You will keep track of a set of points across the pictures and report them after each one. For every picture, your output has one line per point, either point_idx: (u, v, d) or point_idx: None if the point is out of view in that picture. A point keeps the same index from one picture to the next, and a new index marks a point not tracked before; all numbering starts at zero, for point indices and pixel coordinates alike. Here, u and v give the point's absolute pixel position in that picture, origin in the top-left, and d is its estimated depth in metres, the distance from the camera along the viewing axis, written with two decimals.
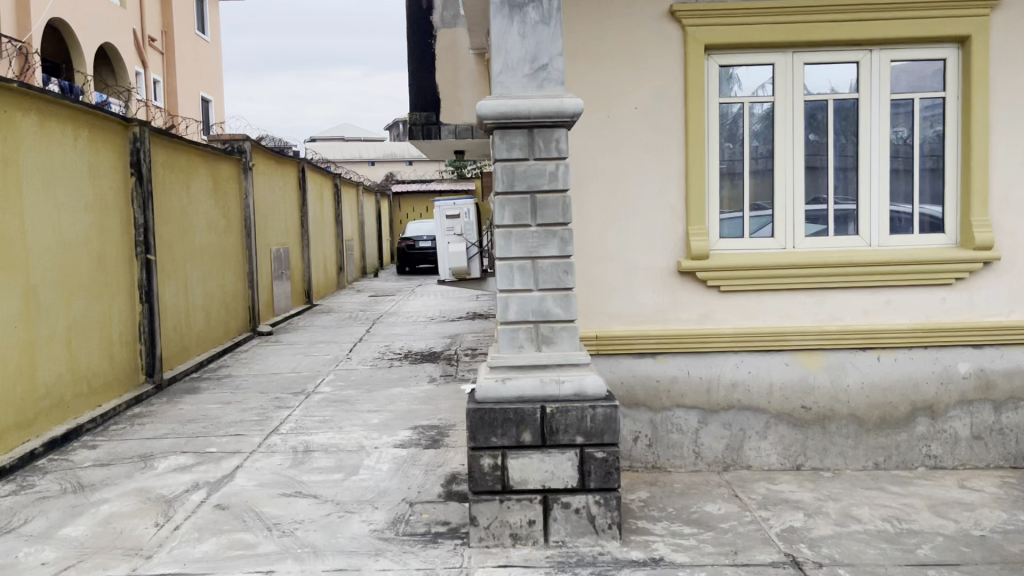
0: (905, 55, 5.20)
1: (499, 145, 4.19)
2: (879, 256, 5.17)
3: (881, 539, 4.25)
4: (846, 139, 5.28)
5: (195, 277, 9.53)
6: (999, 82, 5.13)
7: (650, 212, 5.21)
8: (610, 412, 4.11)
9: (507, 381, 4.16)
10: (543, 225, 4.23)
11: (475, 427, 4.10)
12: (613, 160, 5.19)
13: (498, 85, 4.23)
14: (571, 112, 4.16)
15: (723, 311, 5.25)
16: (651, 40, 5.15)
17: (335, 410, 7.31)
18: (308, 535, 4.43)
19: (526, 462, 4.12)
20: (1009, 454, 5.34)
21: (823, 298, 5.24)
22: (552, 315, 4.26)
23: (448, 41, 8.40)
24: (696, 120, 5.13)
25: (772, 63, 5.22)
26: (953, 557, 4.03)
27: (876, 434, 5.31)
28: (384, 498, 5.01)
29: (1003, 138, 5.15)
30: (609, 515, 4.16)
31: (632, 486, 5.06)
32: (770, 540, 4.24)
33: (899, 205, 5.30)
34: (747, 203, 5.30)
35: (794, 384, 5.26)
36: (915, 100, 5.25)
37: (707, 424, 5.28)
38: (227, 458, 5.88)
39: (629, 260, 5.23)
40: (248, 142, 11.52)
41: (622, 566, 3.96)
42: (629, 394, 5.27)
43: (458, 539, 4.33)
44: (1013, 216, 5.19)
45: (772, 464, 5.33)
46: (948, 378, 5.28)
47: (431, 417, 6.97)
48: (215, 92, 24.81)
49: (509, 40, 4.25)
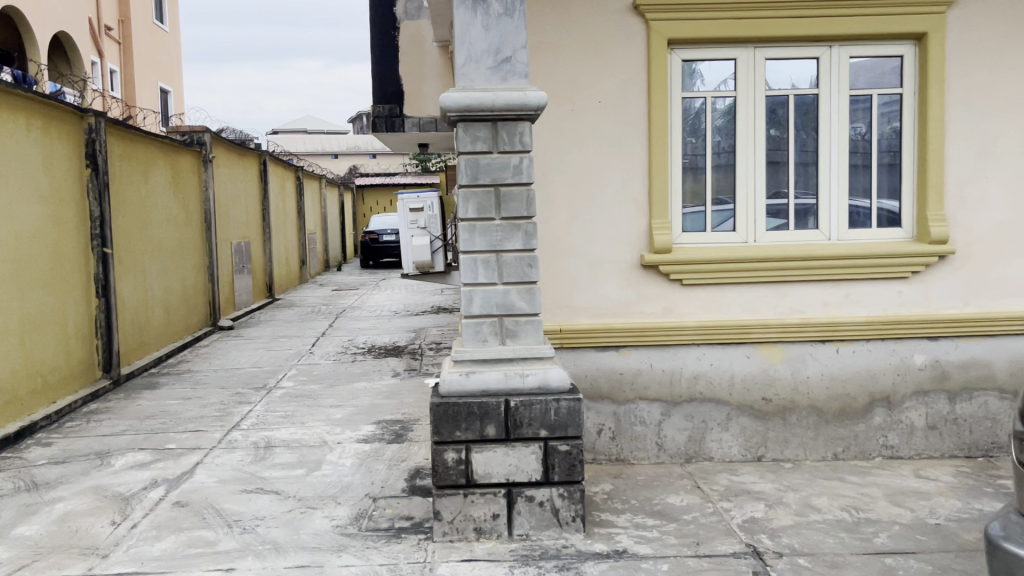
0: (864, 52, 5.28)
1: (463, 137, 4.17)
2: (839, 250, 5.24)
3: (840, 528, 4.32)
4: (807, 134, 5.35)
5: (154, 271, 9.36)
6: (955, 78, 5.22)
7: (614, 206, 5.22)
8: (574, 405, 4.12)
9: (471, 375, 4.15)
10: (508, 217, 4.22)
11: (439, 421, 4.08)
12: (578, 154, 5.20)
13: (462, 77, 4.21)
14: (535, 105, 4.14)
15: (686, 303, 5.29)
16: (615, 33, 5.16)
17: (298, 405, 7.24)
18: (270, 532, 4.38)
19: (490, 456, 4.11)
20: (963, 444, 5.45)
21: (784, 291, 5.31)
22: (516, 309, 4.26)
23: (411, 33, 8.12)
24: (659, 115, 5.15)
25: (734, 59, 5.27)
26: (908, 545, 4.11)
27: (835, 425, 5.38)
28: (347, 493, 4.97)
29: (957, 133, 5.24)
30: (573, 508, 4.17)
31: (596, 479, 5.08)
32: (731, 530, 4.29)
33: (858, 199, 5.38)
34: (709, 197, 5.34)
35: (755, 376, 5.32)
36: (874, 96, 5.32)
37: (670, 416, 5.32)
38: (187, 454, 5.79)
39: (594, 253, 5.24)
40: (208, 133, 11.35)
41: (586, 558, 3.97)
42: (593, 387, 5.29)
43: (421, 534, 4.31)
44: (967, 210, 5.29)
45: (733, 455, 5.38)
46: (905, 369, 5.37)
47: (395, 411, 6.93)
48: (174, 81, 24.38)
49: (472, 32, 4.22)
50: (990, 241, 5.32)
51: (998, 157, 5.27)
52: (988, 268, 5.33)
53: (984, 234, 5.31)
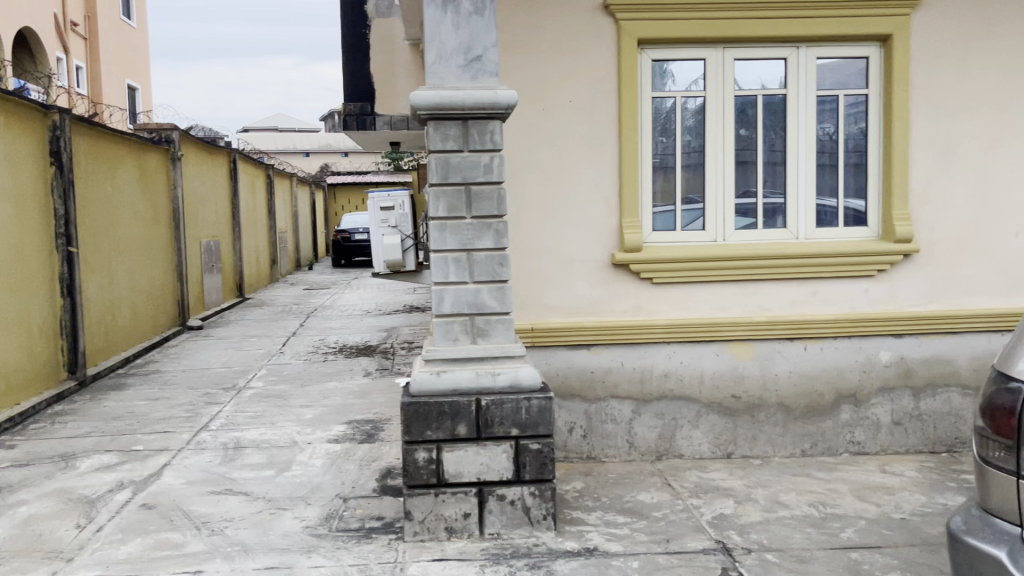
0: (831, 53, 5.35)
1: (433, 135, 4.16)
2: (806, 249, 5.30)
3: (808, 524, 4.37)
4: (775, 134, 5.40)
5: (121, 270, 9.23)
6: (920, 80, 5.30)
7: (585, 204, 5.24)
8: (545, 404, 4.13)
9: (442, 374, 4.14)
10: (478, 216, 4.21)
11: (410, 421, 4.07)
12: (550, 153, 5.20)
13: (432, 76, 4.20)
14: (505, 104, 4.15)
15: (656, 301, 5.32)
16: (585, 33, 5.17)
17: (267, 405, 7.18)
18: (238, 533, 4.34)
19: (461, 455, 4.11)
20: (928, 439, 5.53)
21: (753, 290, 5.36)
22: (487, 308, 4.26)
23: (384, 31, 7.99)
24: (630, 115, 5.17)
25: (703, 59, 5.30)
26: (874, 540, 4.16)
27: (803, 421, 5.44)
28: (317, 494, 4.94)
29: (922, 134, 5.33)
30: (544, 507, 4.17)
31: (567, 477, 5.10)
32: (701, 527, 4.33)
33: (826, 199, 5.45)
34: (679, 197, 5.38)
35: (724, 374, 5.36)
36: (840, 97, 5.39)
37: (641, 414, 5.35)
38: (154, 455, 5.72)
39: (565, 252, 5.25)
40: (176, 131, 11.22)
41: (557, 556, 3.98)
42: (565, 385, 5.31)
43: (392, 534, 4.30)
44: (931, 209, 5.37)
45: (703, 452, 5.42)
46: (871, 366, 5.44)
47: (366, 411, 6.90)
48: (142, 78, 24.08)
49: (442, 30, 4.21)
50: (953, 240, 5.41)
51: (961, 157, 5.36)
52: (952, 266, 5.42)
53: (948, 232, 5.40)
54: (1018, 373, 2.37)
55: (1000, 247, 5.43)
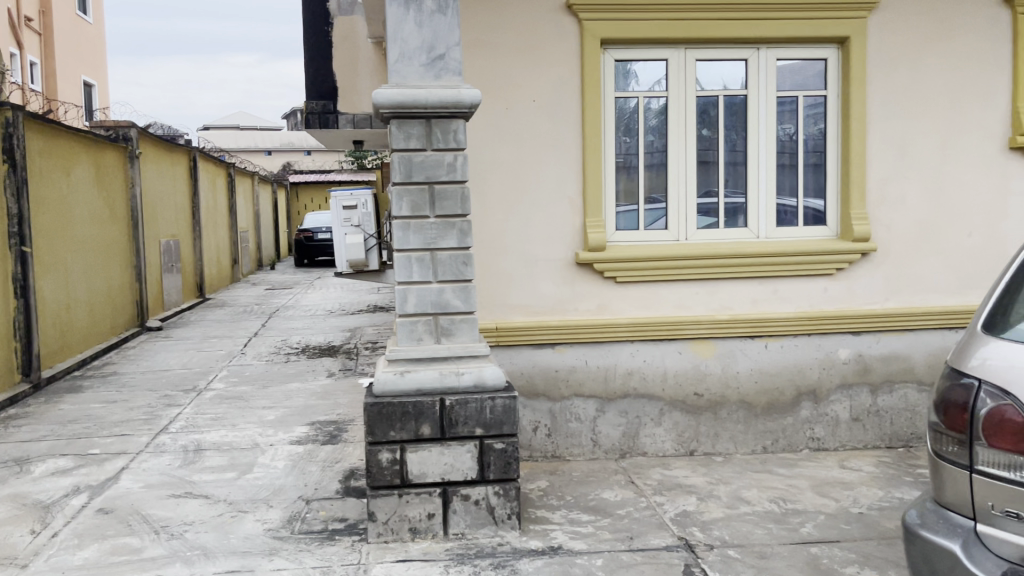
0: (790, 55, 5.42)
1: (396, 134, 4.13)
2: (767, 248, 5.36)
3: (769, 519, 4.42)
4: (736, 135, 5.46)
5: (77, 270, 9.05)
6: (877, 81, 5.39)
7: (549, 204, 5.25)
8: (509, 403, 4.13)
9: (406, 374, 4.12)
10: (442, 216, 4.20)
11: (373, 422, 4.04)
12: (513, 152, 5.20)
13: (394, 74, 4.18)
14: (468, 102, 4.14)
15: (620, 300, 5.35)
16: (548, 32, 5.18)
17: (228, 406, 7.09)
18: (199, 537, 4.28)
19: (425, 455, 4.09)
20: (885, 435, 5.62)
21: (714, 289, 5.42)
22: (451, 307, 4.24)
23: (346, 30, 7.43)
24: (593, 114, 5.19)
25: (665, 59, 5.35)
26: (833, 534, 4.23)
27: (764, 418, 5.50)
28: (279, 496, 4.89)
29: (879, 134, 5.42)
30: (508, 506, 4.17)
31: (532, 476, 5.10)
32: (664, 524, 4.35)
33: (786, 198, 5.53)
34: (642, 196, 5.42)
35: (686, 372, 5.41)
36: (800, 97, 5.47)
37: (604, 412, 5.37)
38: (112, 459, 5.61)
39: (529, 252, 5.25)
40: (134, 128, 11.02)
41: (521, 556, 3.98)
42: (529, 384, 5.31)
43: (355, 535, 4.26)
44: (888, 208, 5.47)
45: (666, 450, 5.46)
46: (830, 363, 5.52)
47: (329, 412, 6.83)
48: (98, 74, 23.62)
49: (405, 28, 4.19)
50: (909, 239, 5.51)
51: (916, 158, 5.47)
52: (908, 265, 5.52)
53: (904, 232, 5.50)
54: (970, 369, 2.41)
55: (954, 247, 5.55)
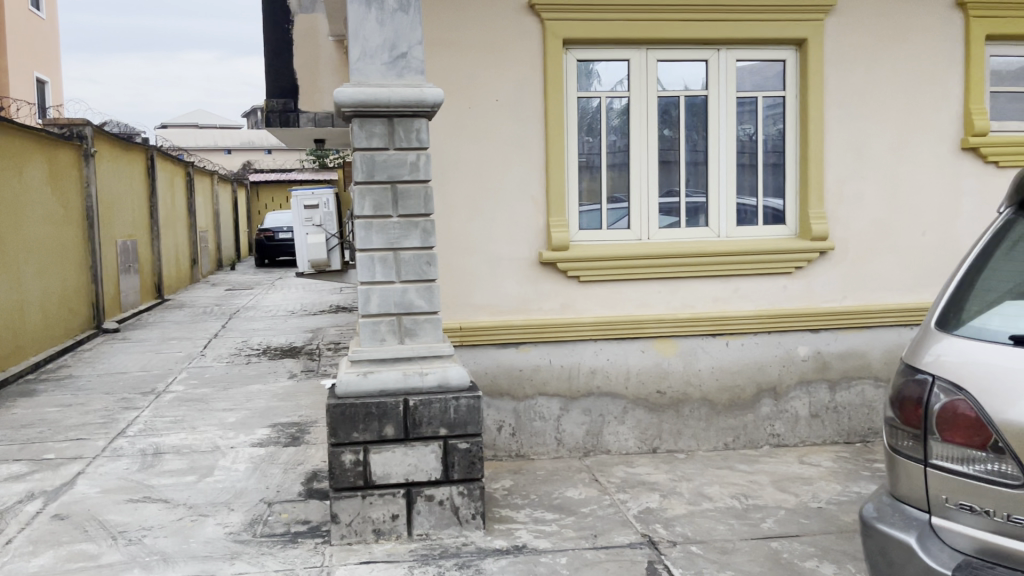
0: (749, 56, 5.49)
1: (358, 133, 4.10)
2: (728, 247, 5.42)
3: (730, 515, 4.47)
4: (697, 135, 5.51)
5: (31, 272, 8.85)
6: (834, 82, 5.48)
7: (512, 204, 5.25)
8: (473, 403, 4.12)
9: (369, 375, 4.09)
10: (405, 215, 4.18)
11: (336, 423, 4.01)
12: (476, 152, 5.20)
13: (356, 72, 4.15)
14: (431, 102, 4.12)
15: (583, 299, 5.37)
16: (510, 32, 5.18)
17: (188, 409, 6.98)
18: (157, 542, 4.21)
19: (389, 456, 4.07)
20: (843, 430, 5.72)
21: (676, 287, 5.46)
22: (414, 307, 4.23)
23: (308, 26, 7.17)
24: (555, 113, 5.21)
25: (627, 59, 5.38)
26: (793, 529, 4.30)
27: (726, 415, 5.57)
28: (240, 499, 4.83)
29: (837, 135, 5.51)
30: (473, 506, 4.16)
31: (496, 475, 5.10)
32: (627, 522, 4.38)
33: (745, 198, 5.59)
34: (605, 196, 5.45)
35: (649, 370, 5.45)
36: (759, 98, 5.54)
37: (569, 410, 5.39)
38: (67, 464, 5.50)
39: (493, 252, 5.25)
40: (89, 126, 10.81)
41: (486, 555, 3.98)
42: (493, 383, 5.31)
43: (319, 537, 4.23)
44: (845, 208, 5.57)
45: (629, 448, 5.49)
46: (790, 361, 5.60)
47: (291, 414, 6.77)
48: (52, 71, 23.11)
49: (366, 26, 4.17)
50: (865, 238, 5.61)
51: (872, 159, 5.57)
52: (864, 263, 5.63)
53: (860, 231, 5.60)
54: (925, 365, 2.46)
55: (909, 245, 5.66)
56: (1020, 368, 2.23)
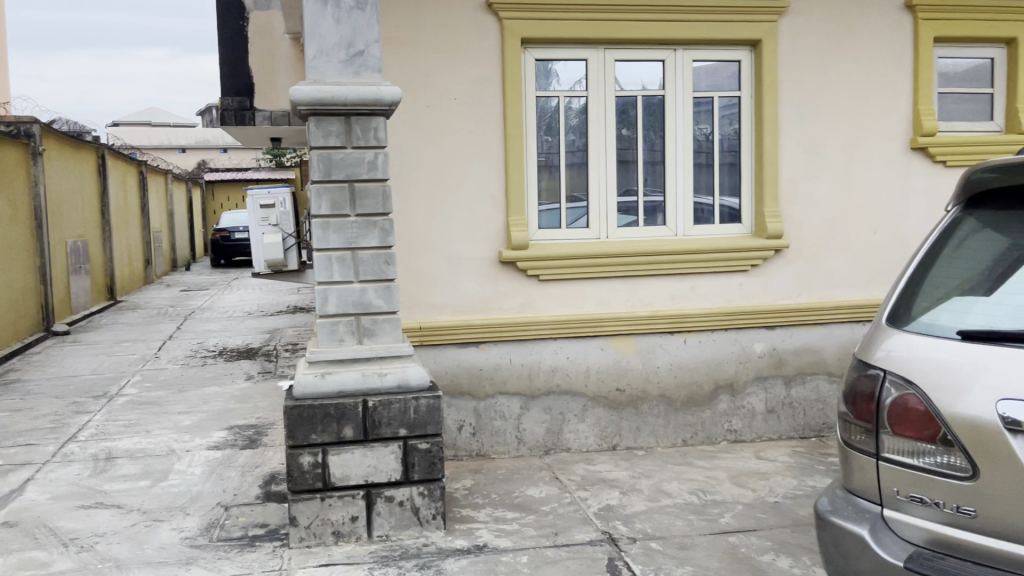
0: (705, 56, 5.55)
1: (314, 132, 4.06)
2: (685, 245, 5.48)
3: (689, 511, 4.52)
4: (655, 135, 5.56)
5: None
6: (788, 83, 5.56)
7: (472, 203, 5.24)
8: (433, 403, 4.10)
9: (327, 376, 4.05)
10: (363, 215, 4.15)
11: (294, 425, 3.97)
12: (435, 151, 5.18)
13: (312, 70, 4.10)
14: (389, 100, 4.09)
15: (543, 298, 5.38)
16: (468, 30, 5.16)
17: (142, 412, 6.85)
18: (111, 548, 4.12)
19: (348, 458, 4.03)
20: (798, 425, 5.81)
21: (635, 285, 5.50)
22: (373, 307, 4.20)
23: (262, 24, 6.77)
24: (514, 112, 5.21)
25: (585, 59, 5.41)
26: (750, 523, 4.35)
27: (684, 412, 5.62)
28: (196, 504, 4.75)
29: (791, 135, 5.60)
30: (433, 506, 4.14)
31: (457, 475, 5.09)
32: (588, 519, 4.40)
33: (702, 197, 5.65)
34: (564, 195, 5.47)
35: (608, 367, 5.48)
36: (715, 98, 5.60)
37: (529, 409, 5.40)
38: (16, 470, 5.35)
39: (452, 251, 5.24)
40: (37, 124, 10.54)
41: (446, 556, 3.97)
42: (454, 383, 5.30)
43: (277, 540, 4.17)
44: (799, 206, 5.66)
45: (589, 445, 5.52)
46: (746, 357, 5.67)
47: (248, 416, 6.67)
48: None
49: (323, 24, 4.12)
50: (819, 236, 5.71)
51: (825, 159, 5.67)
52: (818, 261, 5.72)
53: (814, 229, 5.70)
54: (876, 360, 2.51)
55: (861, 243, 5.77)
56: (967, 362, 2.28)
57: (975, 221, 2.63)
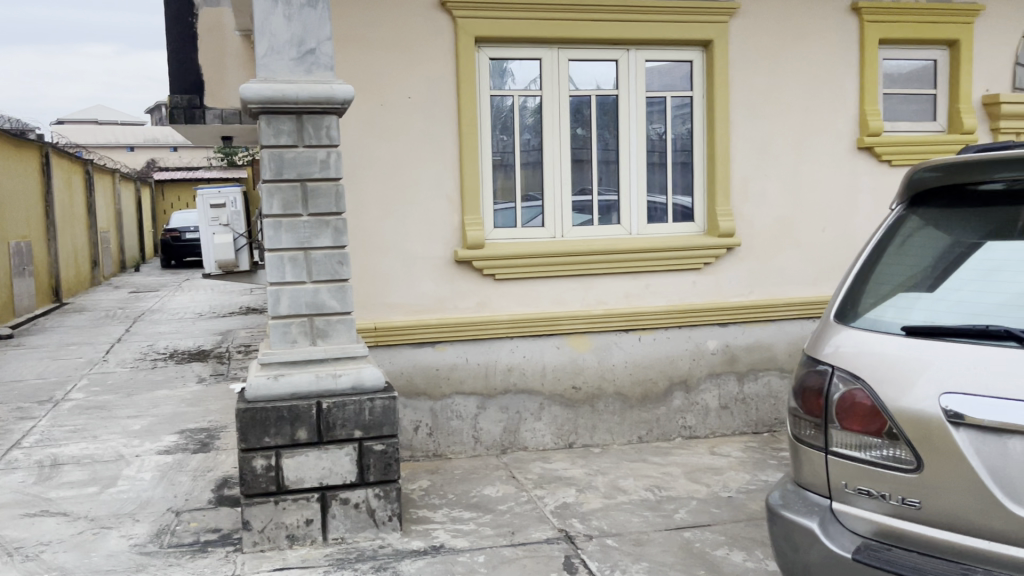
0: (658, 56, 5.59)
1: (265, 131, 4.00)
2: (640, 243, 5.53)
3: (644, 507, 4.56)
4: (608, 134, 5.59)
5: None
6: (739, 83, 5.64)
7: (427, 202, 5.22)
8: (388, 404, 4.08)
9: (280, 378, 4.00)
10: (316, 214, 4.10)
11: (246, 428, 3.91)
12: (389, 150, 5.14)
13: (263, 68, 4.05)
14: (341, 98, 4.05)
15: (499, 297, 5.38)
16: (421, 29, 5.14)
17: (89, 417, 6.69)
18: (56, 557, 4.02)
19: (302, 460, 3.99)
20: (751, 421, 5.89)
21: (590, 284, 5.53)
22: (326, 308, 4.15)
23: (213, 20, 6.49)
24: (469, 111, 5.19)
25: (539, 59, 5.42)
26: (704, 518, 4.41)
27: (639, 409, 5.67)
28: (145, 510, 4.66)
29: (743, 134, 5.68)
30: (389, 507, 4.12)
31: (413, 475, 5.06)
32: (545, 517, 4.42)
33: (656, 196, 5.70)
34: (519, 194, 5.48)
35: (564, 366, 5.50)
36: (667, 98, 5.66)
37: (485, 408, 5.40)
38: None
39: (407, 251, 5.21)
40: None
41: (403, 557, 3.94)
42: (409, 384, 5.27)
43: (230, 545, 4.11)
44: (751, 205, 5.74)
45: (546, 443, 5.53)
46: (699, 354, 5.74)
47: (199, 419, 6.56)
48: None
49: (273, 21, 4.06)
50: (770, 234, 5.80)
51: (775, 158, 5.76)
52: (769, 258, 5.81)
53: (765, 227, 5.78)
54: (825, 356, 2.56)
55: (810, 241, 5.88)
56: (913, 357, 2.33)
57: (918, 219, 2.69)
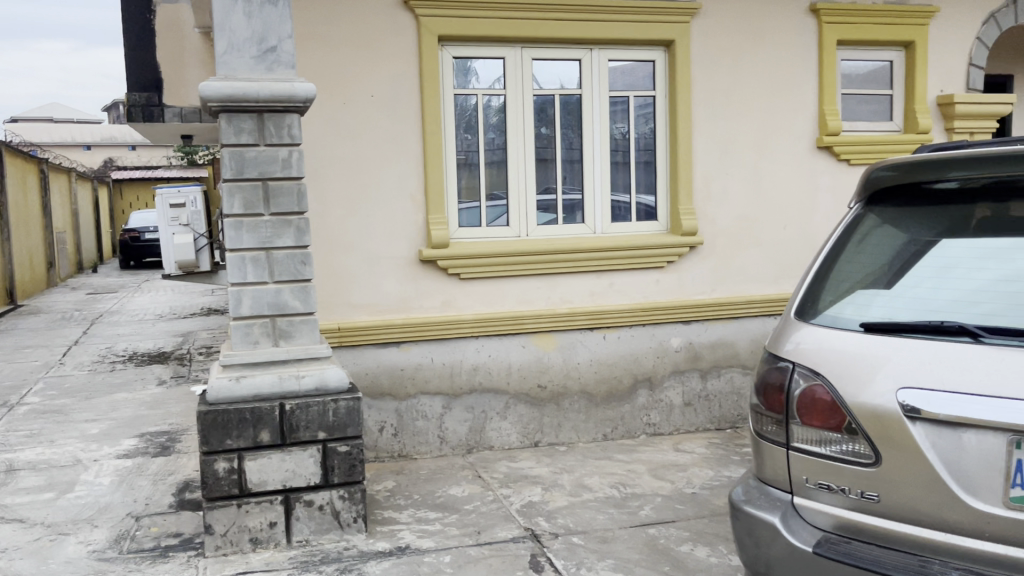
0: (621, 56, 5.62)
1: (226, 129, 3.95)
2: (604, 242, 5.56)
3: (609, 505, 4.58)
4: (572, 133, 5.61)
5: None
6: (700, 83, 5.69)
7: (390, 201, 5.19)
8: (353, 405, 4.04)
9: (242, 380, 3.95)
10: (278, 213, 4.06)
11: (207, 430, 3.86)
12: (352, 148, 5.10)
13: (223, 66, 3.99)
14: (303, 96, 4.01)
15: (464, 297, 5.37)
16: (384, 27, 5.10)
17: (45, 422, 6.55)
18: (12, 565, 3.93)
19: (265, 463, 3.94)
20: (714, 417, 5.95)
21: (555, 283, 5.55)
22: (289, 308, 4.11)
23: (171, 17, 6.35)
24: (432, 110, 5.18)
25: (503, 58, 5.41)
26: (668, 514, 4.44)
27: (604, 407, 5.69)
28: (104, 515, 4.57)
29: (705, 133, 5.73)
30: (354, 509, 4.09)
31: (378, 476, 5.03)
32: (510, 516, 4.42)
33: (620, 195, 5.73)
34: (484, 193, 5.47)
35: (530, 365, 5.51)
36: (630, 97, 5.69)
37: (451, 408, 5.38)
38: None
39: (371, 250, 5.18)
40: None
41: (368, 558, 3.92)
42: (374, 384, 5.24)
43: (192, 550, 4.05)
44: (713, 204, 5.80)
45: (511, 442, 5.54)
46: (663, 351, 5.79)
47: (160, 423, 6.45)
48: None
49: (233, 19, 4.01)
50: (732, 233, 5.86)
51: (737, 157, 5.82)
52: (731, 256, 5.88)
53: (727, 226, 5.84)
54: (786, 353, 2.60)
55: (771, 239, 5.96)
56: (871, 353, 2.37)
57: (875, 217, 2.73)
